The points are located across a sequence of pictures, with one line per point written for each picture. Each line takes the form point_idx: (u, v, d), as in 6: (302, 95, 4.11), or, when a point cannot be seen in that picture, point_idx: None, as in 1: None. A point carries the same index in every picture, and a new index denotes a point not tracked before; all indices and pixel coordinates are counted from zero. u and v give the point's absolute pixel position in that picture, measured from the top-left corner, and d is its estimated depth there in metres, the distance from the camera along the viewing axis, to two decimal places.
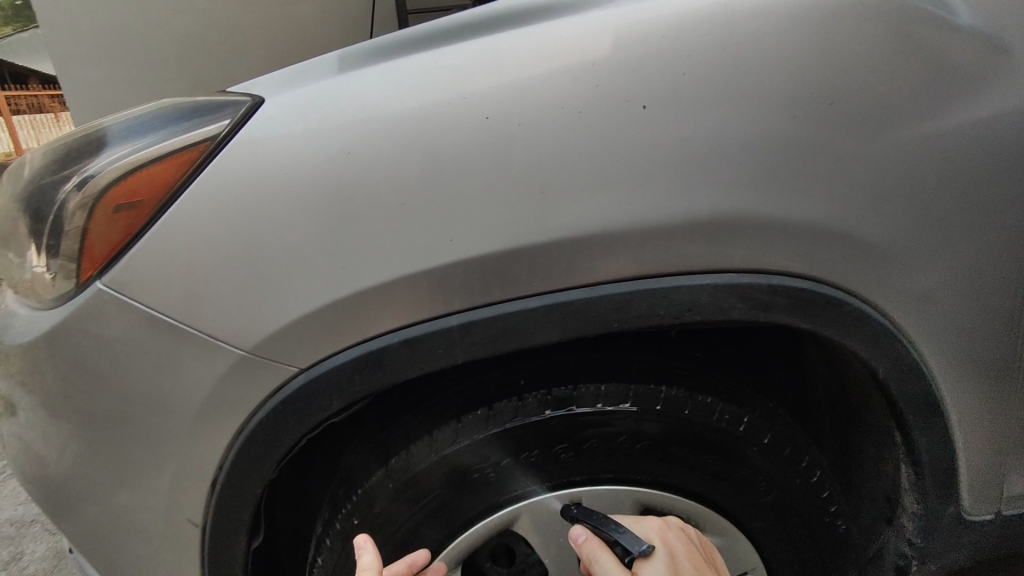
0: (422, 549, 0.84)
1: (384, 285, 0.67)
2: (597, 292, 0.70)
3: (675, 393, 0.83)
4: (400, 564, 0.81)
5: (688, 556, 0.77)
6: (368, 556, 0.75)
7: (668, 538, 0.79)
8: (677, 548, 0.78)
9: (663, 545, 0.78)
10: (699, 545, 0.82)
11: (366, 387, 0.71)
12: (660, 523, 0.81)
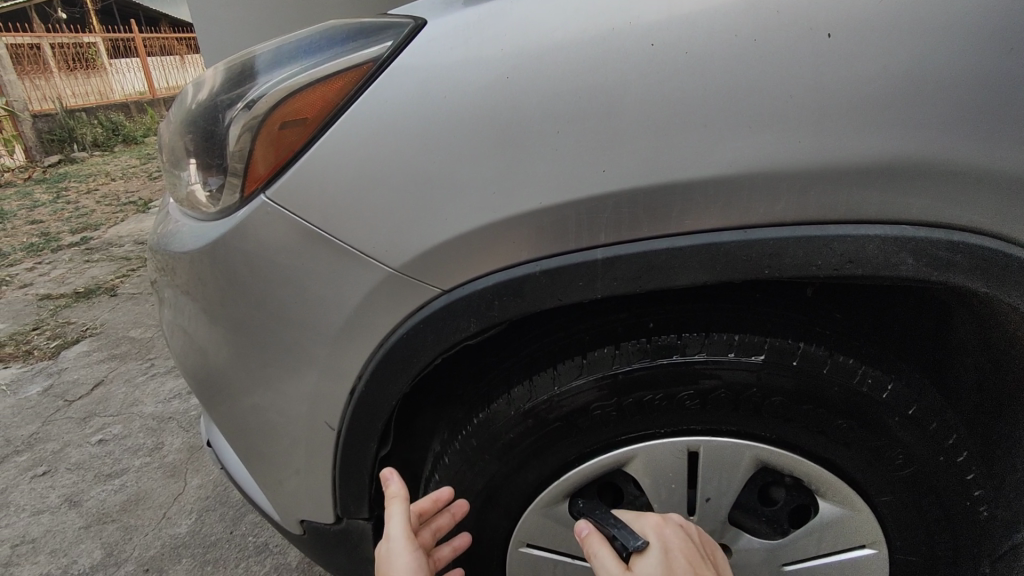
0: (447, 486, 0.87)
1: (534, 213, 0.68)
2: (752, 236, 0.67)
3: (815, 351, 0.79)
4: (426, 499, 0.85)
5: (685, 552, 0.71)
6: (395, 485, 0.82)
7: (664, 531, 0.73)
8: (674, 544, 0.72)
9: (657, 539, 0.73)
10: (701, 542, 0.74)
11: (505, 313, 0.73)
12: (656, 518, 0.76)
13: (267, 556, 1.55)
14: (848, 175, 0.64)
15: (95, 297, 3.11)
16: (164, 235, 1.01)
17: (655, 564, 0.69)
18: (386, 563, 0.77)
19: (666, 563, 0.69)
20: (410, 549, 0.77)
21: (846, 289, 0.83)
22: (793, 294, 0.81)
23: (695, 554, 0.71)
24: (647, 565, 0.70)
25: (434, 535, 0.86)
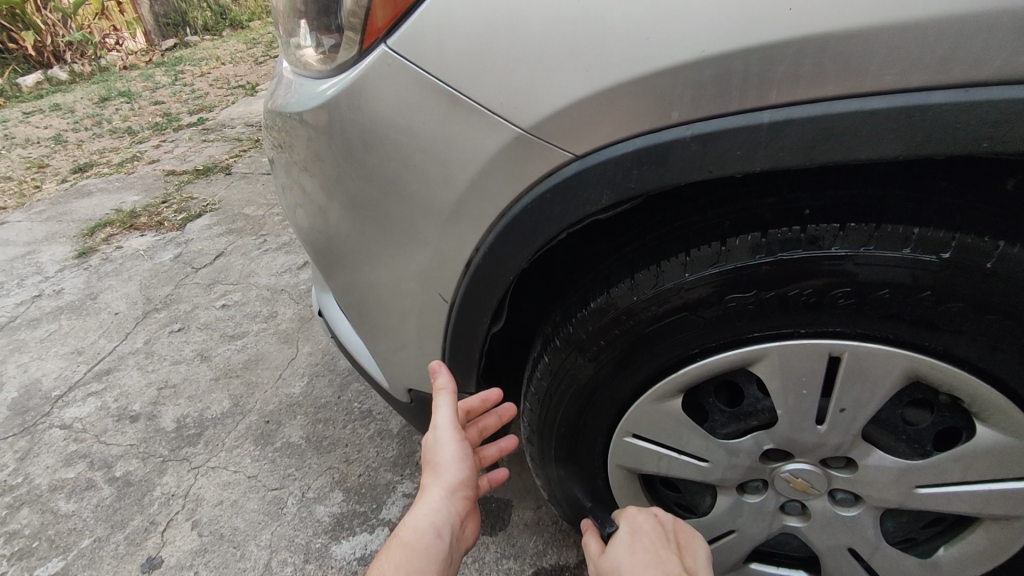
0: (495, 388, 0.97)
1: (693, 65, 0.58)
2: (974, 96, 0.53)
3: (1017, 253, 0.67)
4: (474, 398, 0.96)
5: (651, 536, 0.93)
6: (443, 377, 0.91)
7: (636, 519, 0.95)
8: (643, 530, 0.93)
9: (629, 524, 0.95)
10: (672, 528, 0.94)
11: (643, 185, 0.64)
12: (633, 507, 0.97)
13: (371, 421, 1.66)
14: None
15: (213, 175, 3.30)
16: (277, 105, 0.99)
17: (622, 546, 0.93)
18: (433, 449, 0.89)
19: (630, 544, 0.92)
20: (456, 440, 0.89)
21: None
22: (988, 186, 0.67)
23: (660, 538, 0.92)
24: (617, 546, 0.93)
25: (480, 431, 0.97)
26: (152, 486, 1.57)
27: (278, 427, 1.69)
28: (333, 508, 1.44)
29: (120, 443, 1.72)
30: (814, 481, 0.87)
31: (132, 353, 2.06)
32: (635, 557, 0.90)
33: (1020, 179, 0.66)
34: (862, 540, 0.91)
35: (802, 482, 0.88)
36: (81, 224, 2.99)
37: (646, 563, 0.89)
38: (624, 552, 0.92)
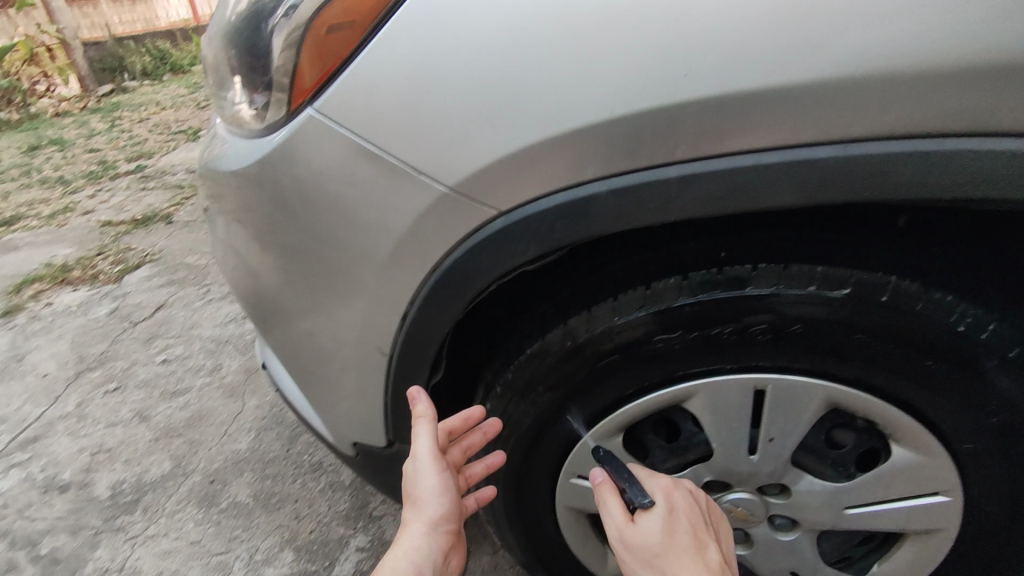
0: (478, 405, 0.90)
1: (602, 126, 0.61)
2: (853, 151, 0.58)
3: (909, 286, 0.71)
4: (456, 420, 0.90)
5: (689, 514, 0.77)
6: (421, 404, 0.85)
7: (673, 495, 0.78)
8: (679, 506, 0.78)
9: (663, 499, 0.78)
10: (707, 509, 0.80)
11: (566, 238, 0.67)
12: (665, 480, 0.80)
13: (322, 474, 1.61)
14: (974, 78, 0.55)
15: (152, 224, 3.20)
16: (211, 161, 0.99)
17: (657, 522, 0.75)
18: (415, 479, 0.87)
19: (668, 524, 0.75)
20: (437, 471, 0.86)
21: (942, 221, 0.73)
22: (881, 225, 0.72)
23: (698, 519, 0.77)
24: (651, 521, 0.76)
25: (464, 451, 0.90)
26: (83, 561, 1.47)
27: (223, 487, 1.62)
28: (283, 569, 1.38)
29: (48, 517, 1.61)
30: (753, 509, 0.91)
31: (63, 417, 1.95)
32: (672, 539, 0.74)
33: (910, 217, 0.71)
34: (803, 562, 0.95)
35: (742, 511, 0.91)
36: (8, 281, 2.84)
37: (687, 548, 0.73)
38: (660, 528, 0.75)
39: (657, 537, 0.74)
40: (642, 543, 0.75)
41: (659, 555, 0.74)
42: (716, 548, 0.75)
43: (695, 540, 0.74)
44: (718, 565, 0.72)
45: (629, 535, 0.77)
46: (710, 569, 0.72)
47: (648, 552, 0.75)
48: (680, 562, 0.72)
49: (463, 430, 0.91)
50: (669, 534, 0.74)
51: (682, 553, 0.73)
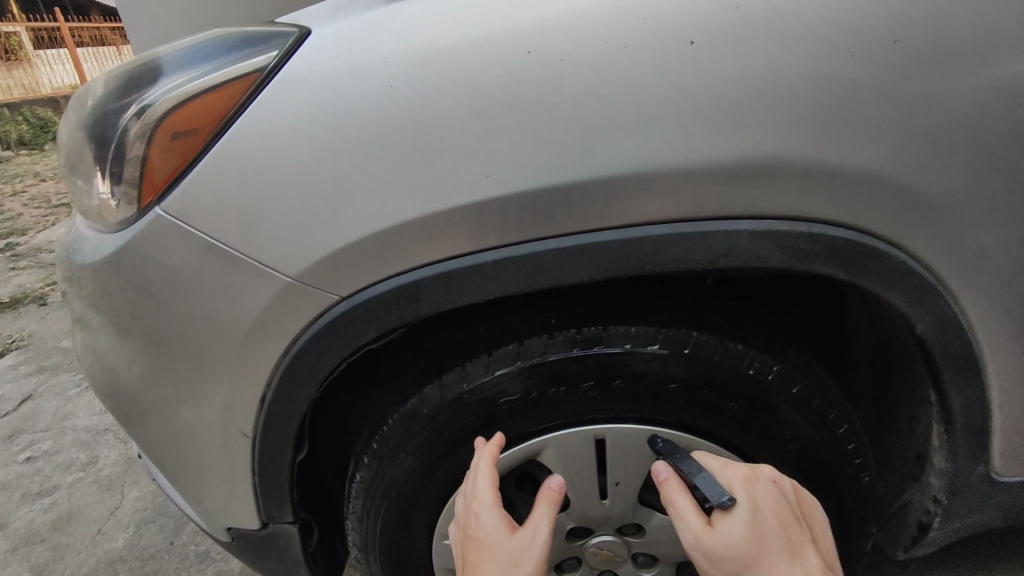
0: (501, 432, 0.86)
1: (423, 219, 0.70)
2: (630, 234, 0.69)
3: (705, 339, 0.83)
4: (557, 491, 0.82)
5: (778, 514, 0.72)
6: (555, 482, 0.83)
7: (753, 495, 0.73)
8: (763, 504, 0.73)
9: (746, 500, 0.73)
10: (796, 500, 0.76)
11: (403, 317, 0.75)
12: (746, 475, 0.76)
13: (209, 564, 1.53)
14: (714, 175, 0.68)
15: (24, 307, 2.97)
16: (68, 253, 0.98)
17: (738, 526, 0.70)
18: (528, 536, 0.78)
19: (754, 524, 0.70)
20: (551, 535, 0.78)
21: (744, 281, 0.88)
22: (695, 285, 0.85)
23: (791, 518, 0.72)
24: (731, 526, 0.71)
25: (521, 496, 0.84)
26: None
27: None
28: None
29: None
30: (615, 550, 0.98)
31: None
32: (759, 544, 0.69)
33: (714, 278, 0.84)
34: None
35: (606, 552, 0.98)
36: None
37: (783, 555, 0.68)
38: (745, 533, 0.70)
39: (742, 544, 0.69)
40: (726, 550, 0.70)
41: (743, 563, 0.69)
42: (815, 553, 0.70)
43: (789, 544, 0.69)
44: (820, 569, 0.68)
45: (708, 543, 0.71)
46: (811, 573, 0.67)
47: (740, 561, 0.69)
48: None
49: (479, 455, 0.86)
50: (754, 536, 0.69)
51: (768, 561, 0.68)
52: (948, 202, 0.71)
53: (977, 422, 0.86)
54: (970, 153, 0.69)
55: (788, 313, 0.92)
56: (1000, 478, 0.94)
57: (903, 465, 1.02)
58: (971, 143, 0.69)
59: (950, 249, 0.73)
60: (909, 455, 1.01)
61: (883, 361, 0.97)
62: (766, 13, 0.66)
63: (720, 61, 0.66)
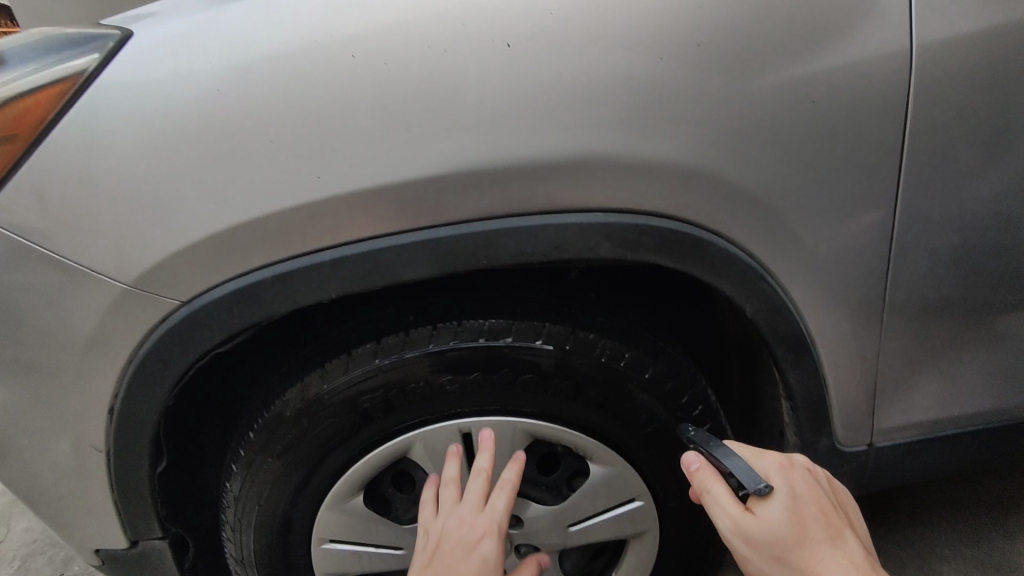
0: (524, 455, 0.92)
1: (257, 221, 0.70)
2: (464, 230, 0.72)
3: (556, 330, 0.86)
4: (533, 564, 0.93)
5: (814, 497, 0.75)
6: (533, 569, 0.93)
7: (791, 482, 0.76)
8: (802, 490, 0.76)
9: (781, 487, 0.76)
10: (828, 488, 0.80)
11: (246, 320, 0.75)
12: (781, 462, 0.80)
13: None
14: (539, 172, 0.70)
15: None
16: None
17: (779, 509, 0.73)
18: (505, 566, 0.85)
19: (792, 510, 0.73)
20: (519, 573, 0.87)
21: (604, 278, 0.94)
22: (557, 279, 0.91)
23: (825, 503, 0.75)
24: (771, 510, 0.74)
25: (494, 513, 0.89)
26: None
27: None
28: None
29: None
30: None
31: None
32: (803, 528, 0.72)
33: (576, 271, 0.91)
34: None
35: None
36: None
37: (820, 539, 0.72)
38: (786, 516, 0.73)
39: (783, 529, 0.72)
40: (767, 534, 0.72)
41: (789, 547, 0.71)
42: (849, 536, 0.73)
43: (830, 529, 0.73)
44: (862, 554, 0.71)
45: (749, 529, 0.73)
46: (854, 558, 0.70)
47: (779, 544, 0.72)
48: (821, 559, 0.70)
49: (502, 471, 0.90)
50: (797, 522, 0.72)
51: (818, 544, 0.71)
52: (763, 191, 0.75)
53: (815, 396, 0.92)
54: (779, 146, 0.74)
55: (650, 304, 0.98)
56: (844, 448, 1.00)
57: (764, 441, 1.07)
58: (779, 137, 0.74)
59: (770, 235, 0.78)
60: (772, 433, 1.04)
61: (748, 346, 1.00)
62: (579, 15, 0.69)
63: (537, 61, 0.68)
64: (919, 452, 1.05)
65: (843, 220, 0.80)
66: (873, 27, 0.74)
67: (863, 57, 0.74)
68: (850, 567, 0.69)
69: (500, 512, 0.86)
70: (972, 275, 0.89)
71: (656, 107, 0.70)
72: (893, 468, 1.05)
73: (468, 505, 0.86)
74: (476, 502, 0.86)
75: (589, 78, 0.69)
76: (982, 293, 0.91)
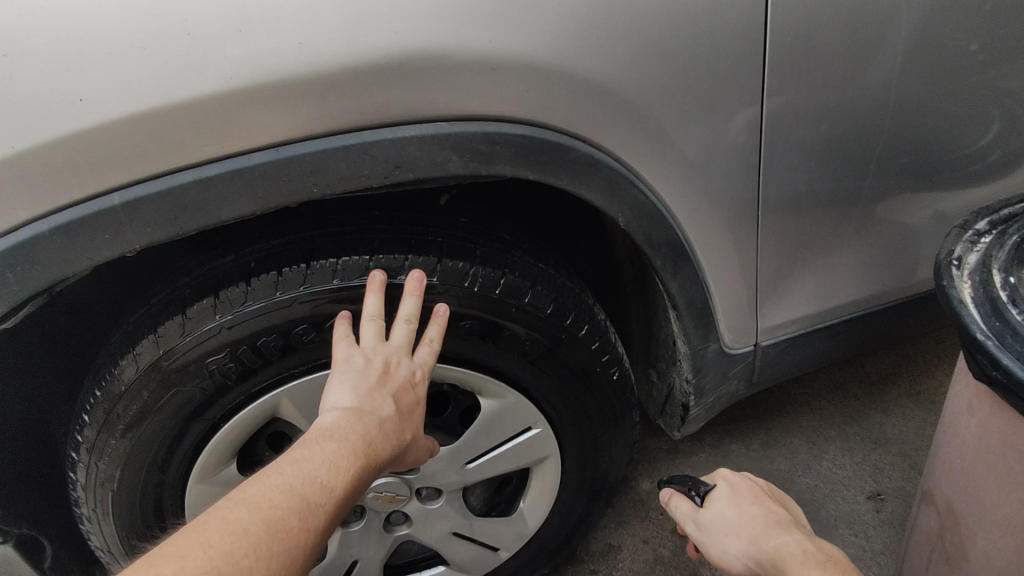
0: (444, 304, 0.79)
1: (9, 161, 0.56)
2: (281, 154, 0.62)
3: (422, 261, 0.78)
4: (430, 443, 0.83)
5: (752, 488, 0.82)
6: (435, 327, 0.78)
7: (732, 478, 0.84)
8: (741, 484, 0.83)
9: (724, 483, 0.83)
10: (772, 492, 0.85)
11: (28, 286, 0.62)
12: (724, 470, 0.87)
13: None
14: (362, 77, 0.60)
15: None
16: None
17: (722, 501, 0.80)
18: (416, 406, 0.75)
19: (732, 497, 0.80)
20: (423, 391, 0.76)
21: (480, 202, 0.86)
22: (426, 206, 0.82)
23: (762, 493, 0.81)
24: (717, 501, 0.81)
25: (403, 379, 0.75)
26: None
27: None
28: None
29: None
30: (396, 490, 0.94)
31: None
32: (741, 508, 0.78)
33: (446, 196, 0.82)
34: (455, 523, 1.01)
35: (388, 494, 0.94)
36: None
37: (755, 514, 0.76)
38: (728, 505, 0.79)
39: (724, 514, 0.78)
40: (711, 518, 0.79)
41: (731, 525, 0.76)
42: (785, 512, 0.77)
43: (763, 507, 0.78)
44: (791, 524, 0.74)
45: (700, 520, 0.80)
46: (784, 526, 0.74)
47: (723, 525, 0.77)
48: (758, 527, 0.74)
49: (422, 343, 0.77)
50: (736, 506, 0.79)
51: (754, 518, 0.76)
52: (622, 85, 0.69)
53: (697, 301, 0.91)
54: (632, 32, 0.67)
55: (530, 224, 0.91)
56: (731, 350, 1.01)
57: (665, 352, 1.02)
58: (631, 23, 0.67)
59: (634, 134, 0.73)
60: (666, 342, 0.99)
61: (638, 264, 0.93)
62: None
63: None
64: (802, 345, 1.07)
65: (707, 113, 0.76)
66: None
67: None
68: (780, 531, 0.73)
69: (430, 361, 0.77)
70: (839, 166, 0.88)
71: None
72: (778, 363, 1.08)
73: (401, 358, 0.75)
74: (406, 349, 0.75)
75: None
76: (851, 181, 0.91)
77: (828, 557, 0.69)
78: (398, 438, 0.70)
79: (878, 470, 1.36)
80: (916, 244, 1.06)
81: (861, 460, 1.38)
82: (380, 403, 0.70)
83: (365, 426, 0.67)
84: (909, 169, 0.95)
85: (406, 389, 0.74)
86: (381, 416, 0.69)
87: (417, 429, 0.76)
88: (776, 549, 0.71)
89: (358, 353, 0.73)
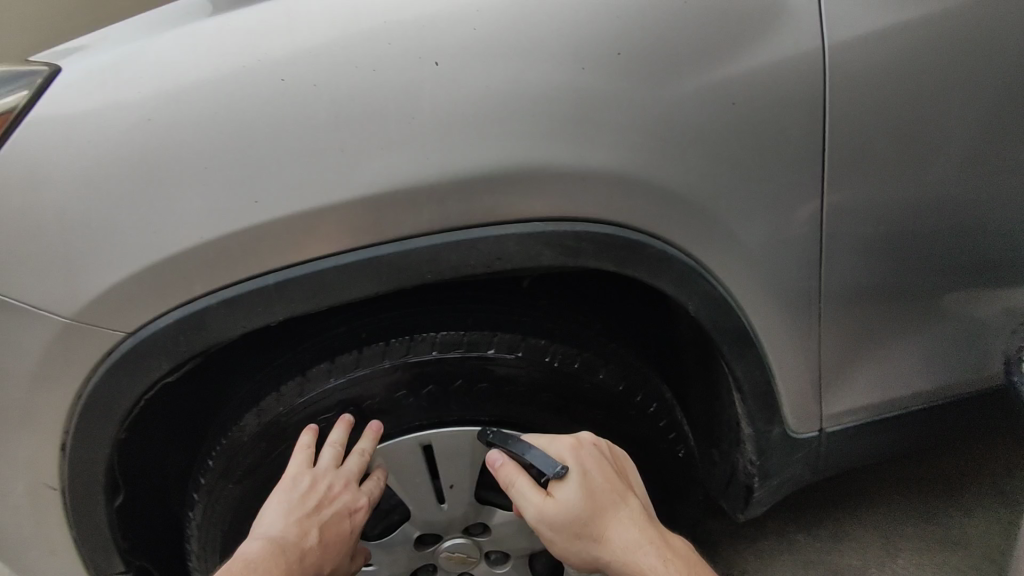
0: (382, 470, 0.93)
1: (197, 248, 0.71)
2: (405, 246, 0.74)
3: (509, 338, 0.88)
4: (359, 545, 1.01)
5: (601, 469, 0.87)
6: (373, 480, 0.94)
7: (584, 462, 0.86)
8: (588, 463, 0.87)
9: (575, 466, 0.86)
10: (613, 456, 0.91)
11: (193, 347, 0.75)
12: (570, 442, 0.88)
13: None
14: (475, 187, 0.73)
15: None
16: None
17: (572, 491, 0.86)
18: (348, 533, 0.93)
19: (582, 486, 0.86)
20: (358, 523, 0.93)
21: (559, 285, 0.96)
22: (511, 288, 0.91)
23: (609, 471, 0.88)
24: (566, 489, 0.86)
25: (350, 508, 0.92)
26: None
27: None
28: None
29: None
30: (467, 550, 1.01)
31: None
32: (590, 501, 0.86)
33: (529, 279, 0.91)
34: None
35: (459, 554, 1.01)
36: None
37: (607, 507, 0.88)
38: (577, 497, 0.86)
39: (576, 508, 0.86)
40: (564, 515, 0.86)
41: (582, 519, 0.86)
42: (631, 497, 0.90)
43: (612, 495, 0.87)
44: (639, 512, 0.89)
45: (549, 511, 0.86)
46: (634, 519, 0.89)
47: (576, 519, 0.86)
48: (604, 522, 0.88)
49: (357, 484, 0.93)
50: (587, 499, 0.86)
51: (604, 508, 0.87)
52: (694, 193, 0.79)
53: (762, 385, 0.96)
54: (705, 148, 0.78)
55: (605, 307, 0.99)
56: (796, 434, 1.04)
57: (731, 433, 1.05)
58: (704, 141, 0.77)
59: (703, 233, 0.82)
60: (730, 424, 1.02)
61: (700, 350, 0.99)
62: (509, 30, 0.72)
63: (468, 79, 0.71)
64: (869, 433, 1.09)
65: (771, 215, 0.84)
66: (780, 34, 0.79)
67: (775, 63, 0.78)
68: (635, 529, 0.88)
69: (366, 500, 0.93)
70: (901, 262, 0.94)
71: (584, 118, 0.73)
72: (845, 450, 1.09)
73: (342, 492, 0.91)
74: (349, 485, 0.91)
75: (520, 90, 0.72)
76: (913, 276, 0.96)
77: (669, 547, 0.88)
78: (315, 567, 0.90)
79: (959, 571, 1.31)
80: (985, 338, 1.08)
81: (939, 560, 1.33)
82: (306, 535, 0.89)
83: (282, 558, 0.86)
84: (973, 266, 0.99)
85: (339, 520, 0.91)
86: (303, 547, 0.88)
87: (347, 547, 0.94)
88: (630, 553, 0.87)
89: (305, 476, 0.88)
